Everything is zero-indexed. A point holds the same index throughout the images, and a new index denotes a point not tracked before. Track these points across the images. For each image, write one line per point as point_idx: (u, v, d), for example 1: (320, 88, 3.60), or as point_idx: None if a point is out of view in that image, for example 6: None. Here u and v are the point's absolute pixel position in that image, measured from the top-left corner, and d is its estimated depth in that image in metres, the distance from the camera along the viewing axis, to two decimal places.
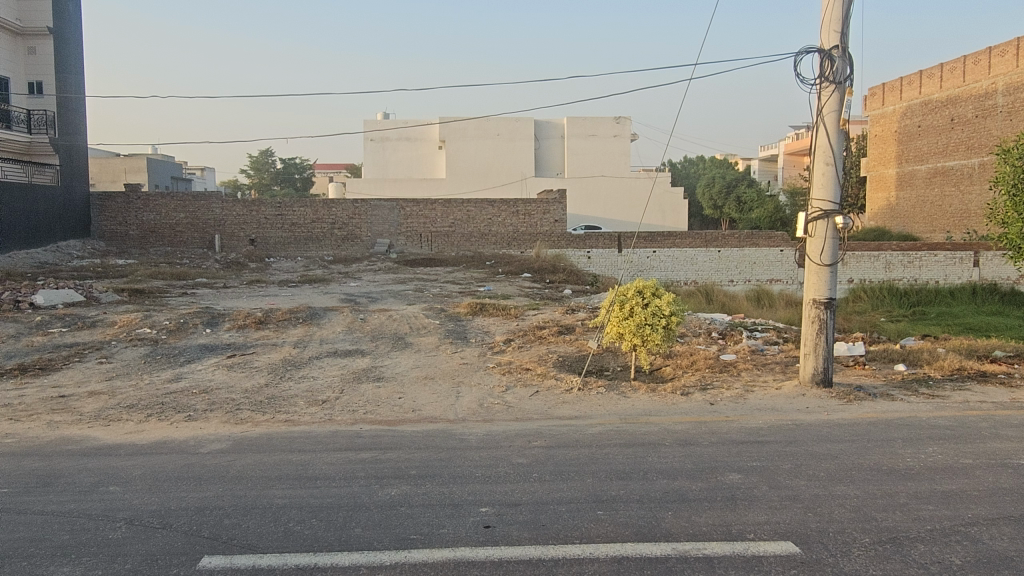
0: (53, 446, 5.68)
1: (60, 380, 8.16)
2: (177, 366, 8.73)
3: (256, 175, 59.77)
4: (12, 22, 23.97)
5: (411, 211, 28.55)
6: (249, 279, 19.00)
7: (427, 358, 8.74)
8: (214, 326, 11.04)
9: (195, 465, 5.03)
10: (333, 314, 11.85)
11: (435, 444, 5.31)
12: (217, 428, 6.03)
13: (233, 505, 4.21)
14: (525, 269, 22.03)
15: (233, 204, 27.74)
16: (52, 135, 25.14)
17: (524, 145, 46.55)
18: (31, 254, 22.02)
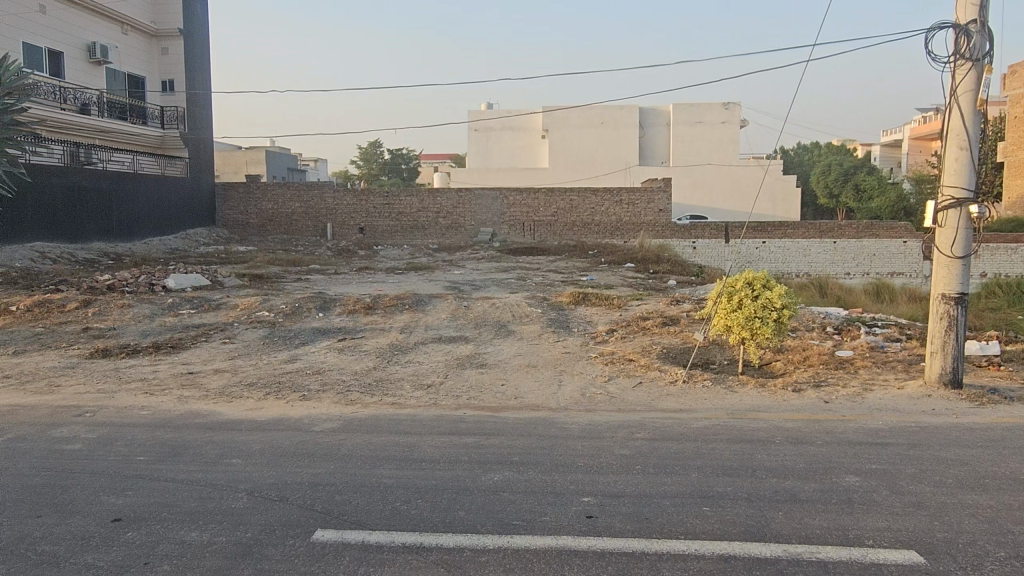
0: (183, 419, 6.12)
1: (189, 358, 8.78)
2: (291, 348, 9.17)
3: (365, 166, 62.00)
4: (146, 25, 25.98)
5: (513, 200, 28.80)
6: (358, 266, 19.73)
7: (530, 347, 8.79)
8: (326, 310, 11.53)
9: (309, 441, 5.30)
10: (437, 301, 12.13)
11: (537, 431, 5.35)
12: (329, 407, 6.33)
13: (343, 482, 4.38)
14: (629, 259, 21.73)
15: (344, 193, 28.85)
16: (182, 130, 26.92)
17: (628, 133, 45.89)
18: (162, 242, 23.75)
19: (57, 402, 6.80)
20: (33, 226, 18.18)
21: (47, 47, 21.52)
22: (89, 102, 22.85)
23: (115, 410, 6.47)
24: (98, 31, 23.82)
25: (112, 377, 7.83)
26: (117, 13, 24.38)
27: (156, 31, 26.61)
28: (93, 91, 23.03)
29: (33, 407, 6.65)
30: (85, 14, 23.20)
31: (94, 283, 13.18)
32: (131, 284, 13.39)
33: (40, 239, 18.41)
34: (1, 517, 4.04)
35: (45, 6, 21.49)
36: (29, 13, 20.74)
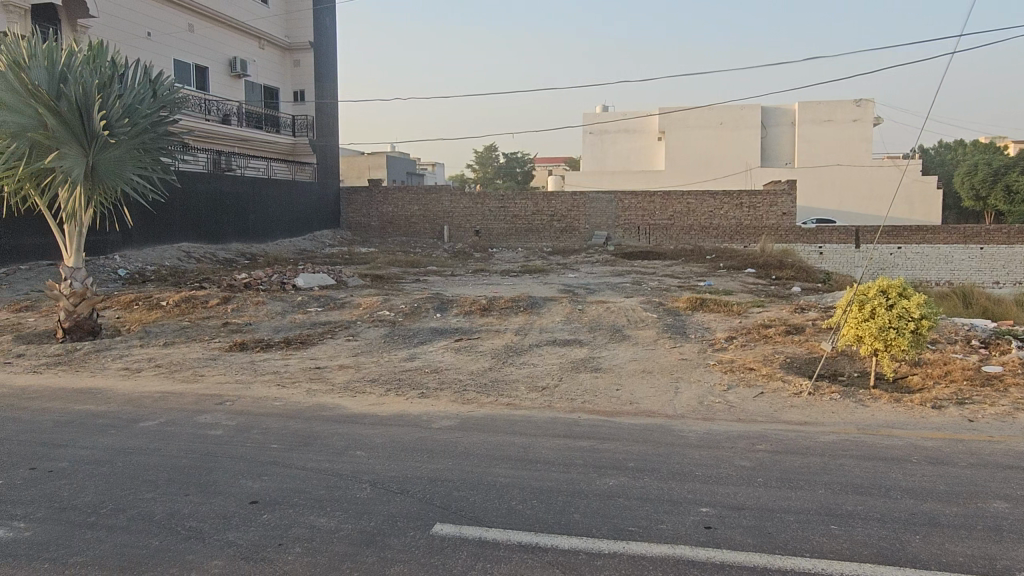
0: (312, 411, 6.49)
1: (317, 354, 9.27)
2: (411, 346, 9.53)
3: (481, 169, 63.40)
4: (281, 38, 27.63)
5: (629, 203, 28.47)
6: (475, 268, 20.17)
7: (646, 352, 8.69)
8: (444, 310, 11.86)
9: (427, 438, 5.48)
10: (552, 303, 12.20)
11: (652, 438, 5.28)
12: (447, 406, 6.51)
13: (462, 479, 4.50)
14: (749, 265, 21.02)
15: (461, 196, 29.56)
16: (311, 137, 28.43)
17: (750, 134, 44.36)
18: (293, 243, 25.23)
19: (201, 391, 7.38)
20: (181, 228, 19.76)
21: (194, 64, 23.32)
22: (230, 113, 24.46)
23: (251, 400, 6.95)
24: (238, 47, 25.54)
25: (248, 369, 8.38)
26: (256, 29, 26.05)
27: (289, 45, 28.21)
28: (234, 103, 24.66)
29: (180, 394, 7.26)
30: (227, 31, 24.92)
31: (233, 280, 14.19)
32: (265, 282, 14.32)
33: (186, 239, 19.97)
34: (156, 493, 4.44)
35: (193, 25, 23.26)
36: (178, 33, 22.53)
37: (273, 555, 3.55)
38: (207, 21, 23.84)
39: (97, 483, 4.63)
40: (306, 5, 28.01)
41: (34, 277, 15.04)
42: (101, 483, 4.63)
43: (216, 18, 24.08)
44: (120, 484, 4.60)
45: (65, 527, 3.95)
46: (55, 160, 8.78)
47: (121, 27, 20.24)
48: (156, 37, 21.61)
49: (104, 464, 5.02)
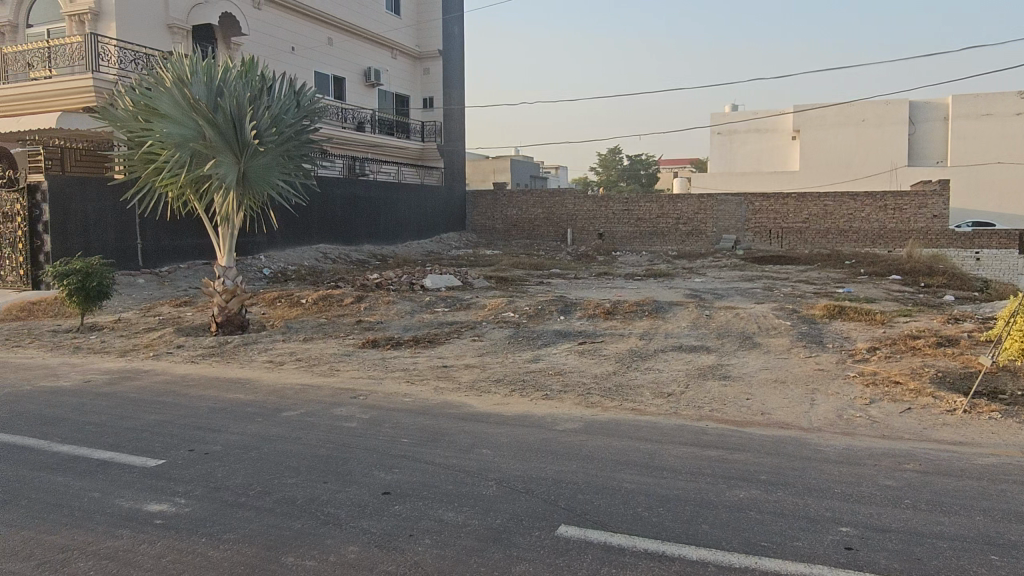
0: (439, 408, 6.70)
1: (444, 352, 9.56)
2: (535, 348, 9.61)
3: (604, 173, 62.93)
4: (412, 48, 28.64)
5: (760, 206, 27.31)
6: (598, 271, 20.09)
7: (778, 361, 8.33)
8: (568, 313, 11.90)
9: (552, 439, 5.51)
10: (678, 308, 11.94)
11: (786, 452, 5.05)
12: (571, 408, 6.53)
13: (586, 482, 4.51)
14: (893, 271, 19.67)
15: (585, 199, 29.56)
16: (440, 142, 29.28)
17: (895, 130, 41.35)
18: (421, 246, 26.17)
19: (338, 385, 7.81)
20: (318, 230, 20.96)
21: (333, 75, 24.66)
22: (365, 121, 25.60)
23: (382, 395, 7.27)
24: (373, 57, 26.74)
25: (380, 366, 8.77)
26: (389, 40, 27.20)
27: (421, 54, 29.20)
28: (368, 111, 25.80)
29: (319, 387, 7.72)
30: (364, 43, 26.16)
31: (366, 281, 14.90)
32: (395, 282, 14.93)
33: (323, 241, 21.16)
34: (298, 478, 4.74)
35: (333, 39, 24.60)
36: (319, 47, 23.92)
37: (405, 545, 3.69)
38: (345, 34, 25.11)
39: (246, 467, 5.00)
40: (437, 15, 28.89)
41: (191, 276, 16.46)
42: (250, 467, 5.00)
43: (354, 31, 25.34)
44: (267, 469, 4.95)
45: (219, 505, 4.30)
46: (212, 168, 9.63)
47: (269, 43, 21.74)
48: (300, 51, 23.05)
49: (253, 449, 5.42)
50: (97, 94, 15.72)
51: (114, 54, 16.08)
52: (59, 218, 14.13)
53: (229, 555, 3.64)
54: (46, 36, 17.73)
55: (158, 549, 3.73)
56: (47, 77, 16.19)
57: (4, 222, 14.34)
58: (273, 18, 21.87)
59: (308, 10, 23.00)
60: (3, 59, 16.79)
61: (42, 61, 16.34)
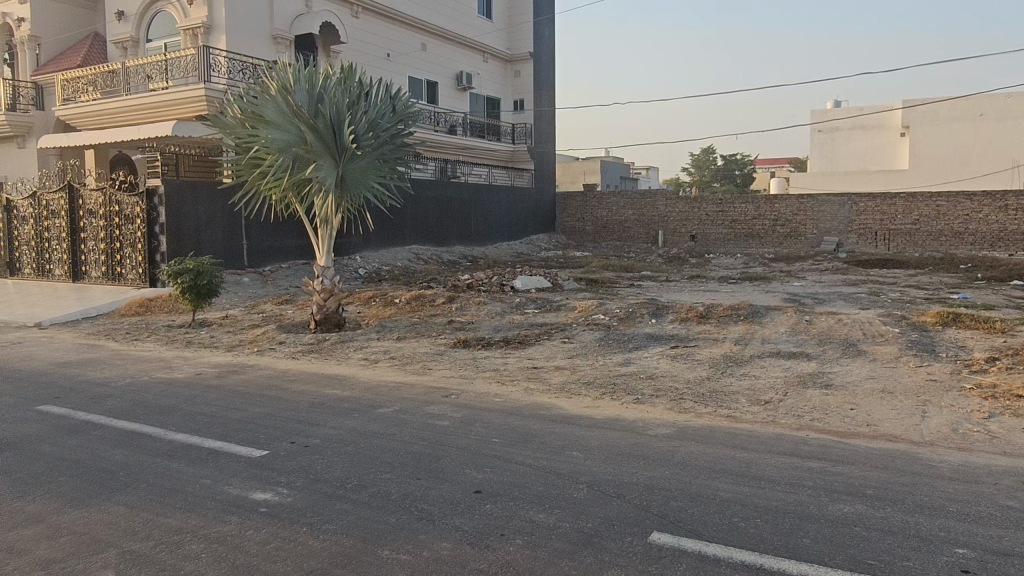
0: (530, 409, 6.72)
1: (534, 353, 9.60)
2: (626, 352, 9.47)
3: (698, 173, 61.58)
4: (503, 51, 28.88)
5: (865, 206, 25.94)
6: (691, 274, 19.66)
7: (885, 370, 7.91)
8: (660, 316, 11.70)
9: (644, 444, 5.44)
10: (776, 313, 11.52)
11: (895, 466, 4.79)
12: (664, 413, 6.42)
13: (679, 488, 4.43)
14: (1016, 276, 18.30)
15: (678, 200, 29.03)
16: (530, 144, 29.25)
17: (1019, 124, 38.63)
18: (510, 247, 26.41)
19: (430, 383, 7.97)
20: (412, 232, 21.48)
21: (426, 80, 25.18)
22: (456, 124, 25.99)
23: (473, 395, 7.36)
24: (465, 61, 27.13)
25: (471, 366, 8.90)
26: (481, 44, 27.53)
27: (512, 56, 29.40)
28: (460, 114, 26.18)
29: (412, 385, 7.90)
30: (456, 47, 26.59)
31: (457, 282, 15.17)
32: (486, 283, 15.11)
33: (416, 243, 21.66)
34: (392, 474, 4.87)
35: (426, 44, 25.13)
36: (413, 52, 24.48)
37: (496, 544, 3.73)
38: (438, 39, 25.62)
39: (343, 460, 5.18)
40: (528, 17, 29.04)
41: (293, 275, 17.19)
42: (346, 460, 5.17)
43: (446, 36, 25.80)
44: (363, 463, 5.11)
45: (318, 497, 4.47)
46: (313, 172, 10.05)
47: (366, 50, 22.42)
48: (395, 57, 23.67)
49: (349, 443, 5.61)
50: (208, 102, 16.65)
51: (223, 64, 16.99)
52: (174, 220, 15.06)
53: (328, 545, 3.78)
54: (163, 50, 18.94)
55: (263, 536, 3.92)
56: (164, 89, 17.27)
57: (125, 224, 15.44)
58: (369, 26, 22.55)
59: (402, 16, 23.60)
60: (126, 72, 18.05)
61: (159, 73, 17.44)
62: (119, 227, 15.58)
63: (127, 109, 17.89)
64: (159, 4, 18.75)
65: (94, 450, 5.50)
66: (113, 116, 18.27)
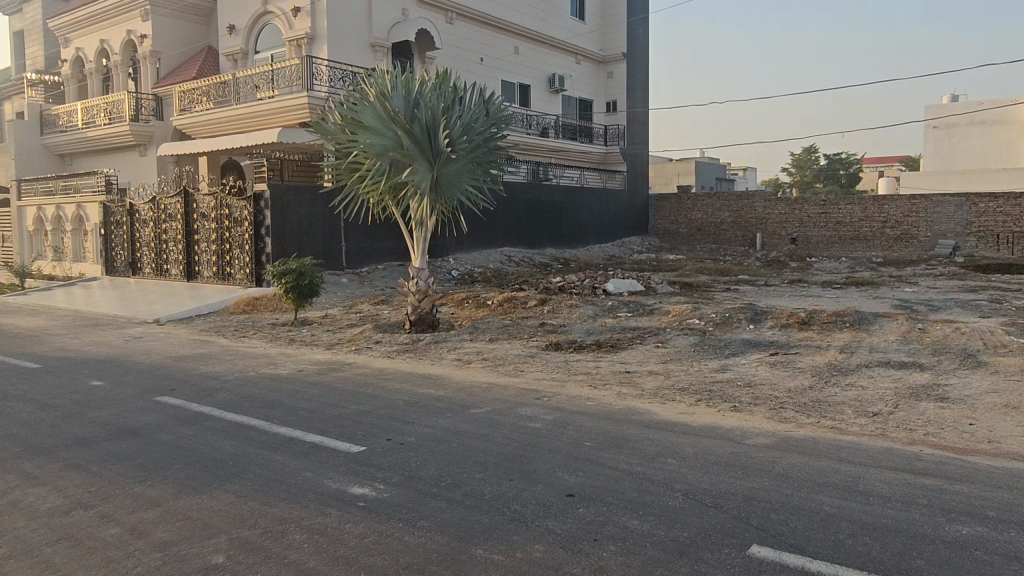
0: (622, 414, 6.64)
1: (626, 358, 9.49)
2: (722, 358, 9.22)
3: (799, 173, 59.30)
4: (596, 52, 28.70)
5: (985, 207, 24.22)
6: (791, 278, 18.95)
7: (1009, 383, 7.36)
8: (758, 322, 11.31)
9: (742, 454, 5.27)
10: (885, 320, 10.93)
11: (1022, 487, 4.44)
12: (763, 422, 6.21)
13: (779, 500, 4.27)
14: None
15: (777, 202, 28.07)
16: (622, 145, 28.93)
17: None
18: (602, 250, 26.24)
19: (522, 385, 8.01)
20: (504, 234, 21.68)
21: (519, 83, 25.34)
22: (548, 126, 26.04)
23: (565, 397, 7.36)
24: (558, 63, 27.14)
25: (563, 368, 8.90)
26: (574, 46, 27.46)
27: (604, 57, 29.18)
28: (552, 116, 26.21)
29: (504, 386, 7.98)
30: (549, 50, 26.65)
31: (549, 284, 15.22)
32: (578, 286, 15.07)
33: (508, 245, 21.85)
34: (485, 474, 4.93)
35: (519, 48, 25.30)
36: (507, 56, 24.71)
37: (589, 548, 3.71)
38: (530, 43, 25.75)
39: (437, 459, 5.28)
40: (622, 18, 28.75)
41: (388, 276, 17.67)
42: (441, 459, 5.27)
43: (539, 39, 25.89)
44: (457, 462, 5.19)
45: (413, 494, 4.57)
46: (409, 175, 10.30)
47: (460, 55, 22.80)
48: (488, 61, 23.95)
49: (443, 442, 5.72)
50: (311, 109, 17.36)
51: (325, 73, 17.69)
52: (279, 222, 15.79)
53: (423, 542, 3.85)
54: (270, 60, 19.88)
55: (362, 529, 4.04)
56: (271, 97, 18.12)
57: (235, 226, 16.34)
58: (463, 31, 22.92)
59: (496, 20, 23.84)
60: (236, 82, 19.05)
61: (267, 83, 18.31)
62: (229, 229, 16.49)
63: (237, 117, 18.90)
64: (267, 17, 19.71)
65: (206, 440, 5.83)
66: (225, 124, 19.34)
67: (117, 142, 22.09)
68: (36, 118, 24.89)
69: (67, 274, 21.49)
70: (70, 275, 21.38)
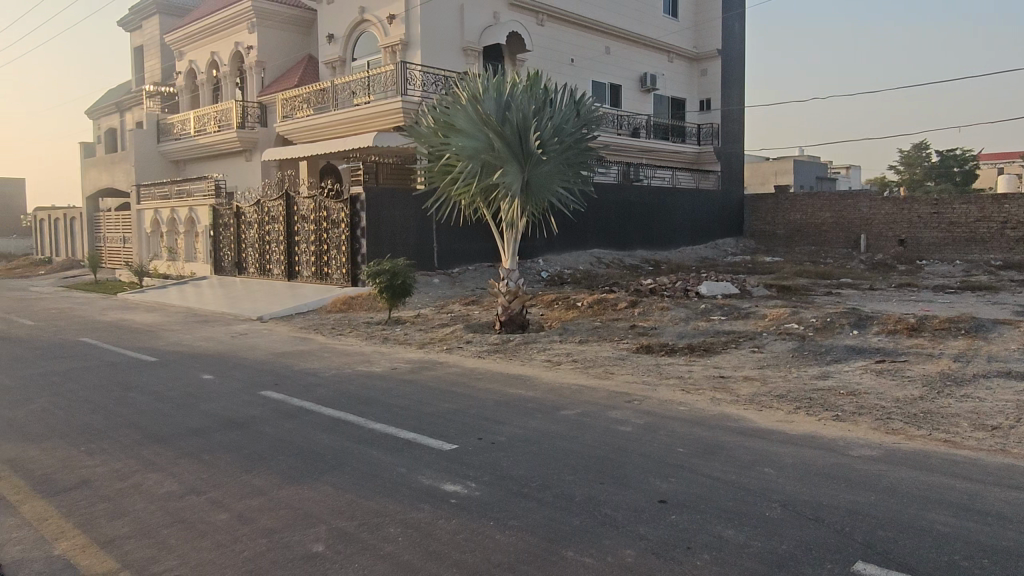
0: (717, 420, 6.48)
1: (721, 362, 9.25)
2: (823, 364, 8.85)
3: (908, 171, 56.07)
4: (690, 50, 28.10)
5: None
6: (899, 282, 17.97)
7: None
8: (862, 327, 10.80)
9: (845, 465, 5.04)
10: (1006, 328, 10.19)
11: None
12: (868, 433, 5.92)
13: (889, 516, 4.06)
14: None
15: (884, 202, 26.67)
16: (716, 144, 28.26)
17: None
18: (695, 251, 25.67)
19: (612, 388, 7.95)
20: (594, 235, 21.57)
21: (610, 83, 25.11)
22: (640, 126, 25.70)
23: (657, 401, 7.24)
24: (650, 62, 26.74)
25: (654, 371, 8.77)
26: (666, 44, 26.99)
27: (698, 55, 28.54)
28: (643, 116, 25.86)
29: (594, 388, 7.93)
30: (641, 49, 26.29)
31: (640, 286, 15.04)
32: (670, 289, 14.82)
33: (598, 246, 21.71)
34: (576, 476, 4.91)
35: (611, 47, 25.08)
36: (597, 56, 24.55)
37: (683, 557, 3.64)
38: (622, 42, 25.48)
39: (528, 459, 5.30)
40: (716, 14, 28.05)
41: (479, 276, 17.89)
42: (532, 460, 5.29)
43: (631, 38, 25.59)
44: (547, 464, 5.20)
45: (504, 493, 4.62)
46: (500, 177, 10.39)
47: (551, 56, 22.84)
48: (579, 62, 23.87)
49: (534, 443, 5.75)
50: (404, 113, 17.81)
51: (419, 78, 18.09)
52: (374, 223, 16.29)
53: (515, 541, 3.89)
54: (366, 67, 20.54)
55: (454, 526, 4.11)
56: (366, 103, 18.70)
57: (333, 228, 16.97)
58: (553, 33, 22.94)
59: (587, 20, 23.73)
60: (334, 89, 19.77)
61: (363, 89, 18.91)
62: (327, 230, 17.13)
63: (336, 123, 19.62)
64: (364, 25, 20.36)
65: (307, 433, 6.09)
66: (324, 129, 20.11)
67: (225, 148, 23.36)
68: (153, 127, 26.64)
69: (179, 273, 22.88)
70: (183, 274, 22.75)
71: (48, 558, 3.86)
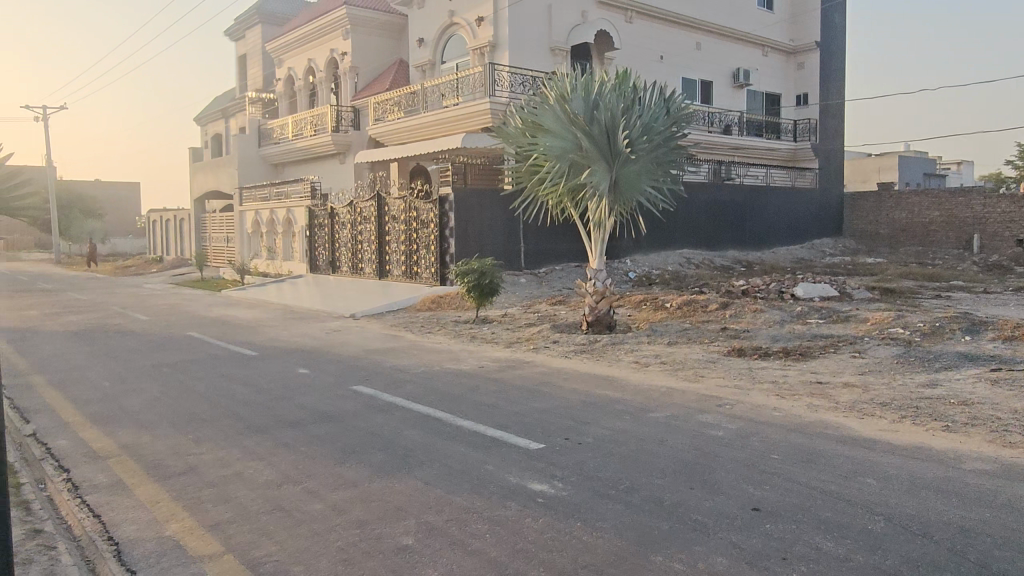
0: (814, 427, 6.21)
1: (818, 367, 8.88)
2: (931, 372, 8.34)
3: None
4: (786, 43, 27.10)
5: None
6: (1016, 285, 16.74)
7: None
8: (975, 333, 10.13)
9: (954, 479, 4.74)
10: None
11: None
12: (983, 446, 5.54)
13: (1006, 535, 3.79)
14: None
15: (1000, 199, 24.91)
16: (814, 141, 27.15)
17: None
18: (790, 252, 24.78)
19: (702, 391, 7.76)
20: (683, 235, 21.15)
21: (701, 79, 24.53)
22: (732, 123, 25.01)
23: (749, 406, 7.02)
24: (743, 57, 25.97)
25: (746, 375, 8.50)
26: (760, 37, 26.13)
27: (795, 48, 27.49)
28: (736, 112, 25.14)
29: (683, 391, 7.77)
30: (734, 43, 25.55)
31: (732, 288, 14.63)
32: (764, 290, 14.35)
33: (687, 246, 21.27)
34: (665, 480, 4.82)
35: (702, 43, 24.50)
36: (688, 52, 24.03)
37: (778, 568, 3.52)
38: (714, 36, 24.84)
39: (616, 461, 5.25)
40: (815, 4, 26.92)
41: (566, 275, 17.86)
42: (619, 462, 5.23)
43: (724, 32, 24.92)
44: (635, 466, 5.13)
45: (591, 494, 4.59)
46: (587, 176, 10.33)
47: (639, 53, 22.53)
48: (669, 59, 23.44)
49: (621, 445, 5.69)
50: (492, 114, 17.99)
51: (506, 78, 18.26)
52: (462, 223, 16.54)
53: (602, 543, 3.86)
54: (455, 69, 20.89)
55: (541, 525, 4.12)
56: (455, 104, 19.00)
57: (422, 228, 17.32)
58: (642, 29, 22.62)
59: (677, 16, 23.28)
60: (424, 92, 20.19)
61: (452, 90, 19.21)
62: (417, 229, 17.51)
63: (426, 125, 20.03)
64: (454, 28, 20.69)
65: (397, 429, 6.24)
66: (414, 131, 20.55)
67: (321, 151, 24.22)
68: (255, 132, 27.95)
69: (278, 271, 23.93)
70: (281, 271, 23.79)
71: (159, 538, 4.11)
